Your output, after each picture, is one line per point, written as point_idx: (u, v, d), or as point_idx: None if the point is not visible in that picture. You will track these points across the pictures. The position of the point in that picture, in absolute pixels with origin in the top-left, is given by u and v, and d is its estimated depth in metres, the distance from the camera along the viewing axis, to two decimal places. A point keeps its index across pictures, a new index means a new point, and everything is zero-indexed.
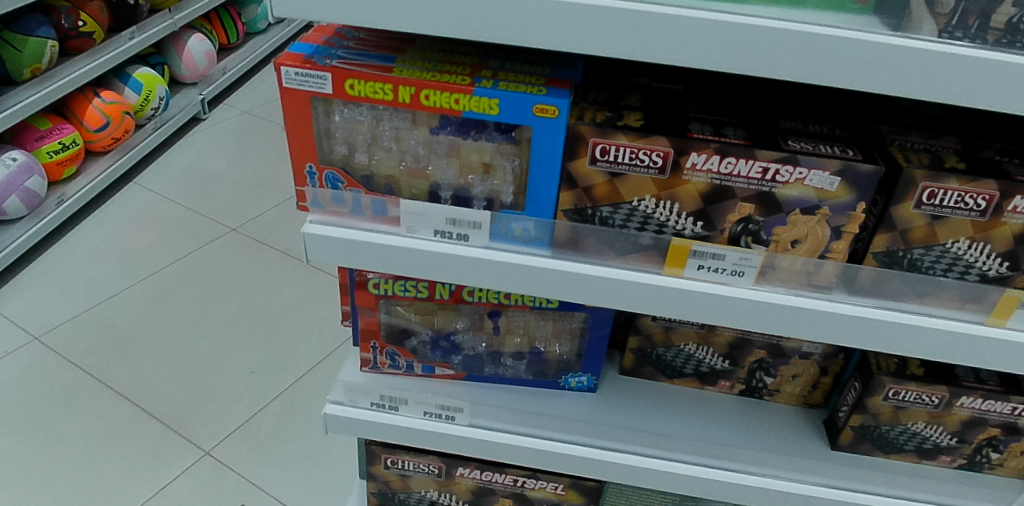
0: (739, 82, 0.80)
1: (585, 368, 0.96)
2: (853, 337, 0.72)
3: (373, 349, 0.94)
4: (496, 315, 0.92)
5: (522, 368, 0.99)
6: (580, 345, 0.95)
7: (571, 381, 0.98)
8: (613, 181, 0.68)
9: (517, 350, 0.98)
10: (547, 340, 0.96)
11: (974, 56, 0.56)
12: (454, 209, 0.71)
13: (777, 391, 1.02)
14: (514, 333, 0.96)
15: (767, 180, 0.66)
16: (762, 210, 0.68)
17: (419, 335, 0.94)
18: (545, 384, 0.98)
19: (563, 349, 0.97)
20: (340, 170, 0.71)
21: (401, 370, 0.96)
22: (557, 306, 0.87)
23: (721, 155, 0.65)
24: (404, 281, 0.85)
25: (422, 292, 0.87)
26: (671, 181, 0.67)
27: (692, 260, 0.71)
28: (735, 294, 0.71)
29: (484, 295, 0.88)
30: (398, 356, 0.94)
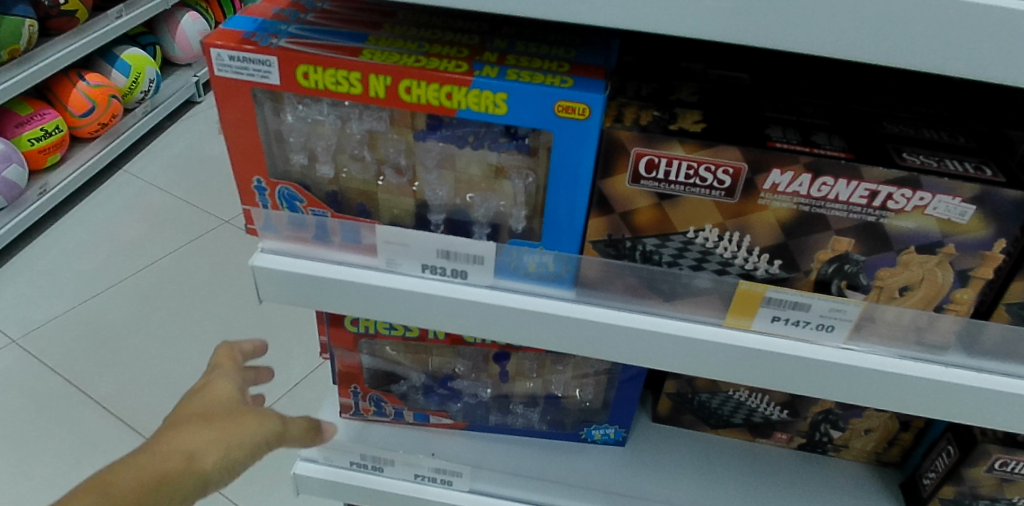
0: (821, 70, 0.62)
1: (612, 418, 0.79)
2: (975, 413, 0.54)
3: (352, 393, 0.77)
4: (504, 359, 0.75)
5: (535, 417, 0.82)
6: (605, 391, 0.77)
7: (595, 433, 0.81)
8: (662, 206, 0.50)
9: (528, 397, 0.81)
10: (567, 385, 0.79)
11: None
12: (448, 240, 0.53)
13: (845, 446, 0.83)
14: (525, 376, 0.78)
15: (875, 207, 0.48)
16: (865, 247, 0.50)
17: (409, 378, 0.78)
18: (562, 437, 0.82)
19: (587, 397, 0.80)
20: (297, 185, 0.54)
21: (387, 418, 0.80)
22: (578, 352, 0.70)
23: (813, 173, 0.47)
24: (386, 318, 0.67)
25: (410, 332, 0.69)
26: (741, 207, 0.49)
27: (764, 311, 0.53)
28: (820, 356, 0.54)
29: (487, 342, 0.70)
30: (383, 403, 0.78)
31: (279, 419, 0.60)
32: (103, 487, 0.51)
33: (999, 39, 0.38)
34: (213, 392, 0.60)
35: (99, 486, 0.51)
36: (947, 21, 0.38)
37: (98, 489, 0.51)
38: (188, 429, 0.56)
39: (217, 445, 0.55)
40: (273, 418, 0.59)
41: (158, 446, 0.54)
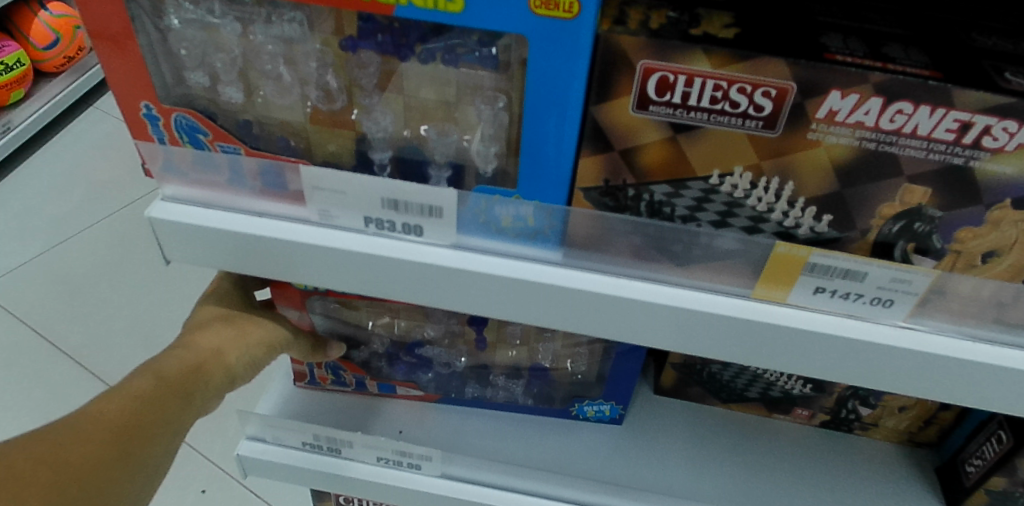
0: None
1: (608, 395, 0.69)
2: None
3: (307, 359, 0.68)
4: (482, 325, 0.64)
5: (519, 390, 0.71)
6: (603, 365, 0.66)
7: (588, 409, 0.71)
8: (677, 142, 0.38)
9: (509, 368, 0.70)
10: (557, 354, 0.67)
11: None
12: (394, 185, 0.41)
13: (874, 425, 0.73)
14: (506, 344, 0.67)
15: (964, 144, 0.36)
16: (944, 200, 0.38)
17: (374, 341, 0.67)
18: (550, 412, 0.72)
19: (579, 370, 0.68)
20: (195, 114, 0.41)
21: (349, 387, 0.71)
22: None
23: (886, 97, 0.34)
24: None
25: None
26: (783, 144, 0.37)
27: (804, 280, 0.41)
28: (874, 338, 0.42)
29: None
30: (342, 370, 0.69)
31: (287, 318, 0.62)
32: (153, 371, 0.51)
33: None
34: (218, 294, 0.59)
35: (145, 371, 0.51)
36: None
37: (145, 372, 0.51)
38: (210, 325, 0.56)
39: (238, 341, 0.56)
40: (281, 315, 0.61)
41: (188, 342, 0.55)
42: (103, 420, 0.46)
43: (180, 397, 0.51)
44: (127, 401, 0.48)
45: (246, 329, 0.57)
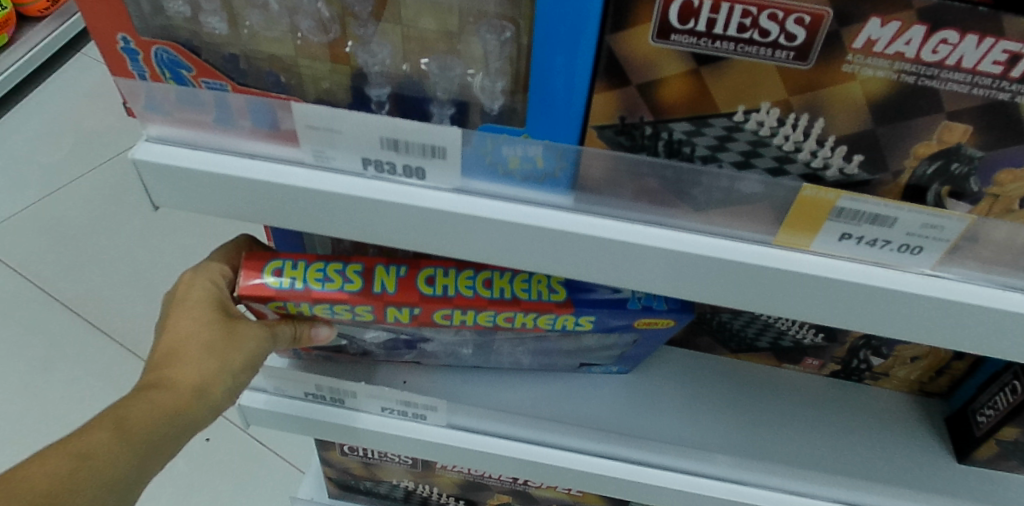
0: None
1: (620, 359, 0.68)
2: None
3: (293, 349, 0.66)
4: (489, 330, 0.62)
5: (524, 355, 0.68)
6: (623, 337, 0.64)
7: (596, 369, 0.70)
8: (699, 75, 0.35)
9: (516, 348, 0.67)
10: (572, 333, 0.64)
11: None
12: (392, 125, 0.38)
13: (884, 375, 0.72)
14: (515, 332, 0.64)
15: (1012, 78, 0.32)
16: (983, 139, 0.35)
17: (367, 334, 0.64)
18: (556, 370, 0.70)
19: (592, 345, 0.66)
20: (174, 45, 0.38)
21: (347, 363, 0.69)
22: (566, 305, 0.57)
23: (930, 25, 0.31)
24: (320, 288, 0.55)
25: (365, 315, 0.57)
26: (815, 77, 0.34)
27: (831, 225, 0.39)
28: (899, 285, 0.40)
29: (447, 282, 0.57)
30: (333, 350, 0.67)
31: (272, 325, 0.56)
32: (114, 419, 0.47)
33: None
34: (194, 308, 0.53)
35: (109, 420, 0.47)
36: None
37: (107, 420, 0.47)
38: (187, 353, 0.51)
39: (222, 371, 0.52)
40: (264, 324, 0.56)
41: (167, 377, 0.51)
42: (30, 488, 0.42)
43: (140, 453, 0.47)
44: (68, 458, 0.43)
45: (229, 353, 0.53)
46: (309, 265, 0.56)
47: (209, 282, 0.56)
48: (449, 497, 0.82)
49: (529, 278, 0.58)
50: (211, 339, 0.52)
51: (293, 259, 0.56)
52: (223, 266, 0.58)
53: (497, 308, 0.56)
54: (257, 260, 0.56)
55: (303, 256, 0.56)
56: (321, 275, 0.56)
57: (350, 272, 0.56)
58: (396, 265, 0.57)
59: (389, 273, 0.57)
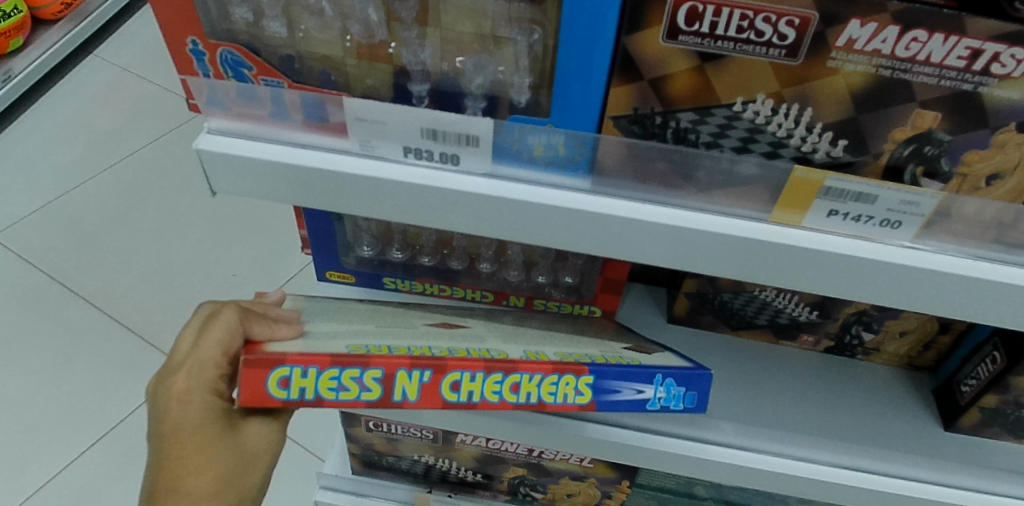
0: None
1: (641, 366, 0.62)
2: None
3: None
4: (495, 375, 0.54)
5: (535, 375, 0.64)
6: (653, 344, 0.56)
7: None
8: (704, 71, 0.40)
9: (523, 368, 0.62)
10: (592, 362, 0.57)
11: None
12: (433, 115, 0.43)
13: (876, 350, 0.77)
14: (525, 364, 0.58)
15: (974, 70, 0.38)
16: (952, 124, 0.40)
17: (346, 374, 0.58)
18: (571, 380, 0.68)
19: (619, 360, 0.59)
20: (239, 47, 0.43)
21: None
22: (590, 407, 0.51)
23: (903, 25, 0.36)
24: (333, 397, 0.48)
25: None
26: (805, 71, 0.39)
27: (821, 203, 0.44)
28: (883, 256, 0.45)
29: (473, 388, 0.49)
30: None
31: (276, 427, 0.56)
32: None
33: None
34: (201, 432, 0.50)
35: None
36: None
37: None
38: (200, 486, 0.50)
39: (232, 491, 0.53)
40: (272, 428, 0.55)
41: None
42: None
43: None
44: None
45: (240, 474, 0.53)
46: (322, 371, 0.47)
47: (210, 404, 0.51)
48: (467, 471, 0.88)
49: (558, 379, 0.50)
50: (227, 472, 0.52)
51: (303, 367, 0.47)
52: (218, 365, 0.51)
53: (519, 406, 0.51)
54: (259, 368, 0.46)
55: (314, 361, 0.47)
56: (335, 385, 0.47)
57: (368, 380, 0.48)
58: (420, 368, 0.48)
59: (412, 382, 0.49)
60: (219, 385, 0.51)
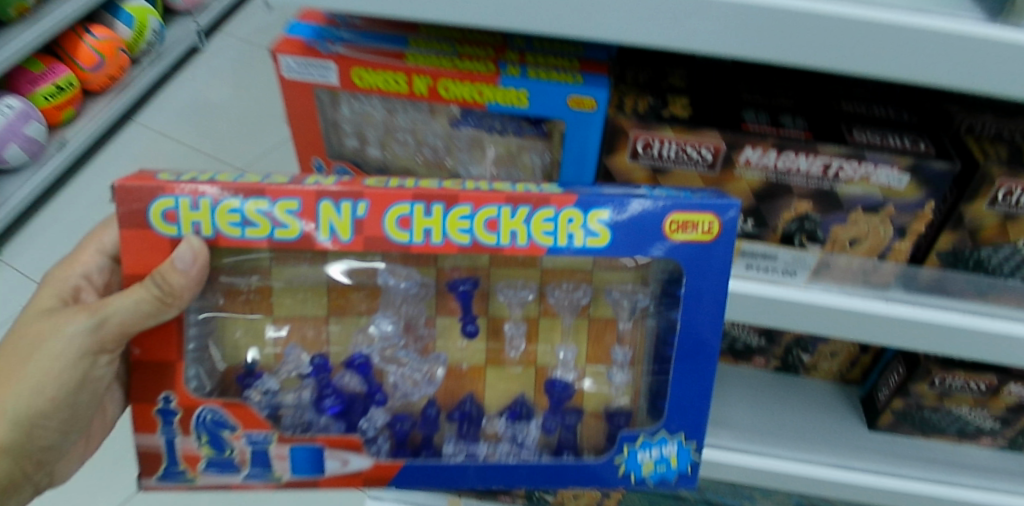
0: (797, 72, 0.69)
1: (668, 422, 0.66)
2: (910, 339, 0.67)
3: (162, 426, 0.65)
4: (463, 294, 0.72)
5: (531, 435, 0.75)
6: (652, 348, 0.72)
7: (645, 461, 0.68)
8: (656, 177, 0.61)
9: (503, 404, 0.77)
10: (577, 356, 0.76)
11: None
12: None
13: (813, 367, 0.98)
14: (506, 360, 0.76)
15: (829, 177, 0.60)
16: (820, 208, 0.62)
17: (290, 361, 0.74)
18: (586, 474, 0.68)
19: (614, 382, 0.75)
20: (351, 164, 0.67)
21: (237, 477, 0.67)
22: (568, 198, 0.57)
23: (780, 149, 0.58)
24: (236, 181, 0.58)
25: (289, 225, 0.57)
26: (722, 177, 0.61)
27: (739, 260, 0.66)
28: (787, 297, 0.65)
29: (405, 182, 0.59)
30: (227, 431, 0.65)
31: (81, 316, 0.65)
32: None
33: (903, 44, 0.51)
34: (44, 295, 0.73)
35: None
36: (859, 35, 0.50)
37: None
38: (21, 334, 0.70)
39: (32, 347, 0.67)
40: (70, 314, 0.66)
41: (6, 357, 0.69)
42: None
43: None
44: None
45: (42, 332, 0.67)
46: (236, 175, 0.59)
47: (63, 275, 0.74)
48: None
49: (514, 184, 0.59)
50: (32, 333, 0.68)
51: (191, 197, 0.57)
52: (90, 256, 0.76)
53: (475, 205, 0.57)
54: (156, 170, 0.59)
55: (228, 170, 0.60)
56: (236, 210, 0.57)
57: (279, 211, 0.57)
58: (342, 177, 0.59)
59: (336, 210, 0.57)
60: (66, 275, 0.74)
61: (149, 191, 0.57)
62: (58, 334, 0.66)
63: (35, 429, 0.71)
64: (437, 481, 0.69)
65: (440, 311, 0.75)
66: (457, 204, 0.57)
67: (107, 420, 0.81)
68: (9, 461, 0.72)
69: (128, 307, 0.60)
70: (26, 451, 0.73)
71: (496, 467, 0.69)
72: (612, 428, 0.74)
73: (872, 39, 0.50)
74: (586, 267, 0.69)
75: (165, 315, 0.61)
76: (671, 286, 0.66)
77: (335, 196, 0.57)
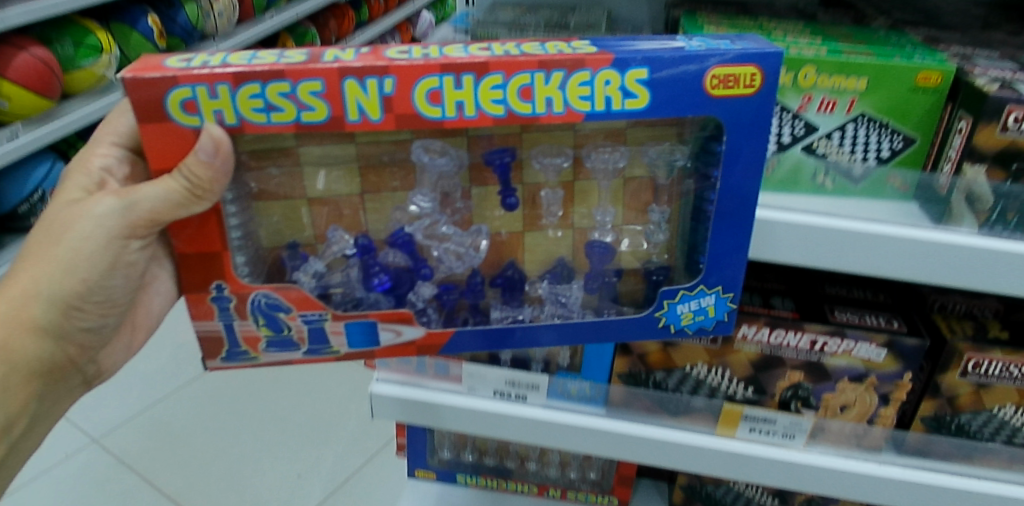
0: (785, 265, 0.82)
1: (708, 277, 0.64)
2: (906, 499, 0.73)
3: (219, 313, 0.64)
4: (501, 167, 0.67)
5: (578, 298, 0.72)
6: (689, 207, 0.68)
7: (683, 313, 0.66)
8: (667, 349, 0.74)
9: (544, 269, 0.74)
10: (615, 218, 0.72)
11: (990, 248, 0.61)
12: (511, 373, 0.76)
13: None
14: (542, 225, 0.72)
15: (816, 350, 0.70)
16: (811, 378, 0.72)
17: (334, 243, 0.70)
18: (634, 334, 0.67)
19: (652, 241, 0.72)
20: None
21: (298, 354, 0.67)
22: (603, 56, 0.54)
23: (771, 327, 0.69)
24: (245, 60, 0.55)
25: (314, 108, 0.55)
26: (723, 350, 0.72)
27: (743, 423, 0.74)
28: (785, 458, 0.73)
29: (431, 52, 0.56)
30: (282, 313, 0.65)
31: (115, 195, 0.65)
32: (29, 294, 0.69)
33: (862, 246, 0.63)
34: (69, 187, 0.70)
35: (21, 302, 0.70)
36: (826, 238, 0.63)
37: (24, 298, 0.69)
38: (52, 226, 0.68)
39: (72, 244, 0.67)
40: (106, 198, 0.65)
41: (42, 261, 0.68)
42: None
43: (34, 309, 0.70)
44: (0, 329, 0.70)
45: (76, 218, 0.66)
46: (232, 57, 0.56)
47: (84, 167, 0.70)
48: None
49: (542, 46, 0.57)
50: (69, 222, 0.66)
51: (209, 85, 0.54)
52: (107, 149, 0.71)
53: (507, 72, 0.54)
54: (153, 58, 0.56)
55: (227, 52, 0.56)
56: (257, 95, 0.54)
57: (302, 93, 0.54)
58: (357, 48, 0.57)
59: (363, 88, 0.54)
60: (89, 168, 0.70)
61: (163, 83, 0.54)
62: (86, 217, 0.66)
63: (71, 311, 0.71)
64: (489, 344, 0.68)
65: (475, 182, 0.70)
66: (488, 74, 0.54)
67: (149, 319, 0.82)
68: (51, 343, 0.73)
69: (162, 195, 0.59)
70: (66, 331, 0.73)
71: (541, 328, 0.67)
72: (653, 287, 0.72)
73: (836, 241, 0.63)
74: (618, 126, 0.65)
75: (197, 208, 0.60)
76: (711, 145, 0.61)
77: (359, 73, 0.54)
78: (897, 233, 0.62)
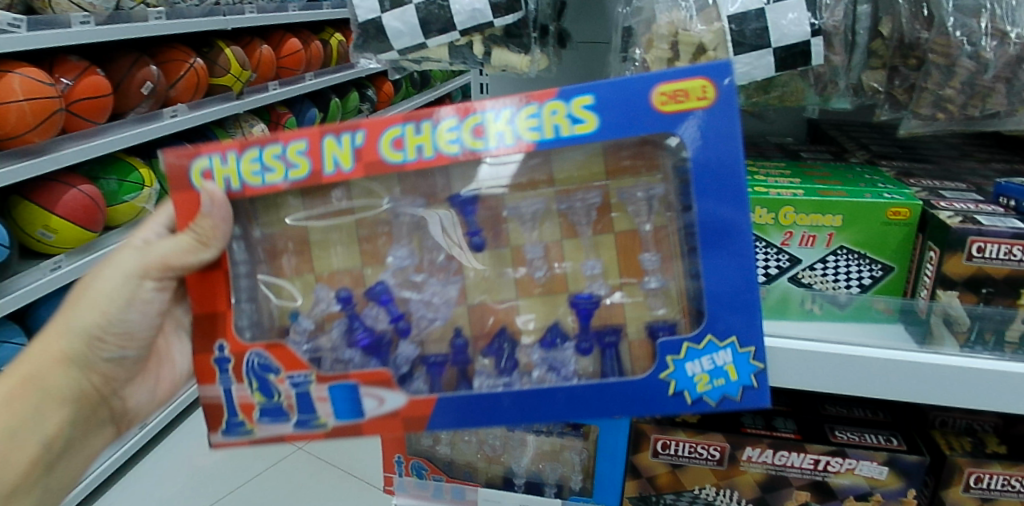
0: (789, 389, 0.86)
1: (712, 324, 0.58)
2: None
3: (220, 375, 0.63)
4: (468, 208, 0.67)
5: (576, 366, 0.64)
6: (685, 247, 0.62)
7: (697, 376, 0.60)
8: (675, 472, 0.75)
9: (540, 330, 0.67)
10: (607, 271, 0.67)
11: (969, 366, 0.65)
12: (527, 497, 0.79)
13: None
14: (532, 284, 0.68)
15: (820, 469, 0.73)
16: (819, 498, 0.74)
17: (320, 301, 0.68)
18: (646, 402, 0.60)
19: (649, 290, 0.66)
20: (425, 459, 0.84)
21: (288, 426, 0.63)
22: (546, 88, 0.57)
23: (774, 448, 0.73)
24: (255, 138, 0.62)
25: (298, 163, 0.59)
26: (730, 471, 0.74)
27: None
28: None
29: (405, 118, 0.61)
30: (272, 376, 0.63)
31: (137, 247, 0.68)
32: (62, 327, 0.69)
33: (849, 367, 0.67)
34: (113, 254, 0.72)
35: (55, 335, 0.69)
36: (813, 360, 0.67)
37: (57, 331, 0.70)
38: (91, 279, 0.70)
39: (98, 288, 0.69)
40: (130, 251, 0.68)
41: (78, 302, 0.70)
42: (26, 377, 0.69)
43: (63, 343, 0.69)
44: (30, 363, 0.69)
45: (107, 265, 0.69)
46: None
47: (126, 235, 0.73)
48: None
49: None
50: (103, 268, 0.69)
51: (220, 153, 0.60)
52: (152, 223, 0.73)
53: (461, 115, 0.58)
54: None
55: None
56: (256, 159, 0.60)
57: (290, 153, 0.59)
58: None
59: (339, 143, 0.59)
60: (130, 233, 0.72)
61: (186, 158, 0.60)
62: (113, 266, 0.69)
63: (97, 344, 0.70)
64: (478, 418, 0.62)
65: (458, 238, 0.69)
66: (443, 119, 0.58)
67: (176, 370, 0.80)
68: (77, 373, 0.70)
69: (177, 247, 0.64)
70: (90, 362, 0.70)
71: (532, 393, 0.62)
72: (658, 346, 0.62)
73: (824, 363, 0.67)
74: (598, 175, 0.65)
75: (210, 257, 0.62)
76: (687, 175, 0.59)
77: (336, 129, 0.59)
78: (881, 354, 0.66)
